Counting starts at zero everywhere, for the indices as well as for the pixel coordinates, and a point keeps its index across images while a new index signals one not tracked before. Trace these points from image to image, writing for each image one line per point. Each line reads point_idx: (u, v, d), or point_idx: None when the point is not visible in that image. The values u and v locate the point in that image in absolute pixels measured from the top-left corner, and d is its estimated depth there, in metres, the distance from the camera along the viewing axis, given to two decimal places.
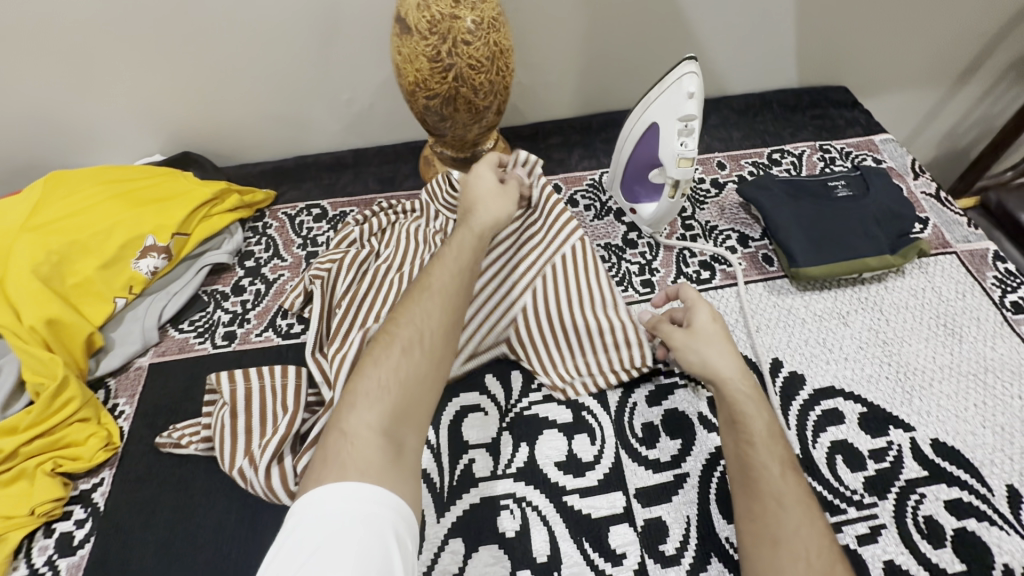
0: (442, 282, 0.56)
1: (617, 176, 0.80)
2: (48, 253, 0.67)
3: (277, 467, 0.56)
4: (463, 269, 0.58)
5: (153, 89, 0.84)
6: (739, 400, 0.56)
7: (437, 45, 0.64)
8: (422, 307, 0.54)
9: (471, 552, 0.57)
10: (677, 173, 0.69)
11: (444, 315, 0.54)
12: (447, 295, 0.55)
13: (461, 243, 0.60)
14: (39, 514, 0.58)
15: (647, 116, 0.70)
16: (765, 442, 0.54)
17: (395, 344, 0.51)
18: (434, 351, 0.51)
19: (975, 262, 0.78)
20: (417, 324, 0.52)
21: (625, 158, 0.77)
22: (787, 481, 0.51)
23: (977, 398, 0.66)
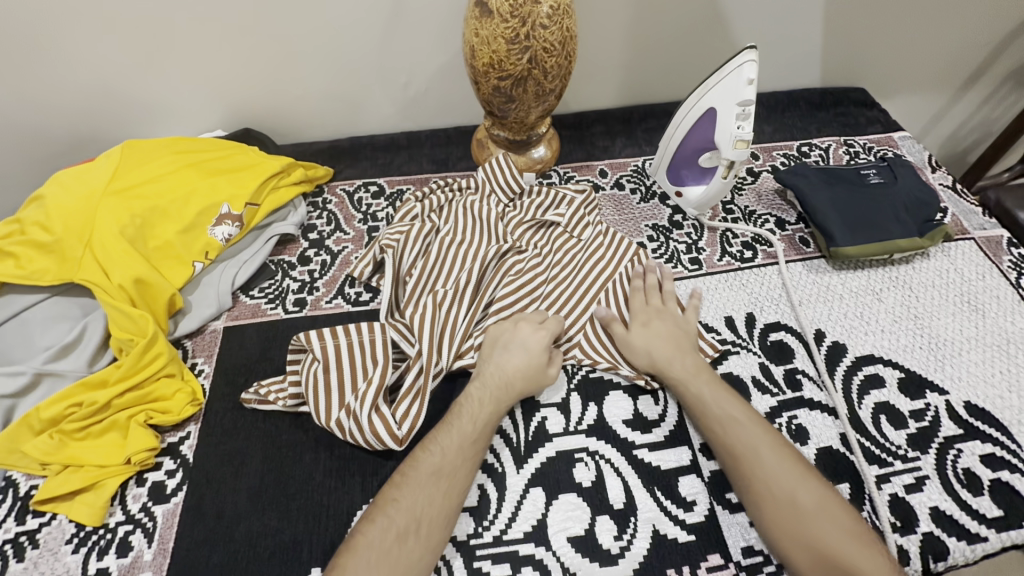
0: (433, 467, 0.57)
1: (666, 160, 0.85)
2: (133, 216, 0.70)
3: (377, 415, 0.60)
4: (460, 445, 0.59)
5: (218, 65, 0.86)
6: (680, 376, 0.65)
7: (516, 28, 0.68)
8: (418, 484, 0.56)
9: (551, 500, 0.60)
10: (731, 156, 0.75)
11: (436, 508, 0.55)
12: (436, 480, 0.56)
13: (472, 420, 0.61)
14: (134, 463, 0.60)
15: (702, 105, 0.76)
16: (707, 407, 0.63)
17: (379, 531, 0.53)
18: (421, 543, 0.53)
19: (992, 247, 0.85)
20: (407, 514, 0.54)
21: (675, 142, 0.82)
22: (737, 435, 0.60)
23: (1002, 366, 0.72)
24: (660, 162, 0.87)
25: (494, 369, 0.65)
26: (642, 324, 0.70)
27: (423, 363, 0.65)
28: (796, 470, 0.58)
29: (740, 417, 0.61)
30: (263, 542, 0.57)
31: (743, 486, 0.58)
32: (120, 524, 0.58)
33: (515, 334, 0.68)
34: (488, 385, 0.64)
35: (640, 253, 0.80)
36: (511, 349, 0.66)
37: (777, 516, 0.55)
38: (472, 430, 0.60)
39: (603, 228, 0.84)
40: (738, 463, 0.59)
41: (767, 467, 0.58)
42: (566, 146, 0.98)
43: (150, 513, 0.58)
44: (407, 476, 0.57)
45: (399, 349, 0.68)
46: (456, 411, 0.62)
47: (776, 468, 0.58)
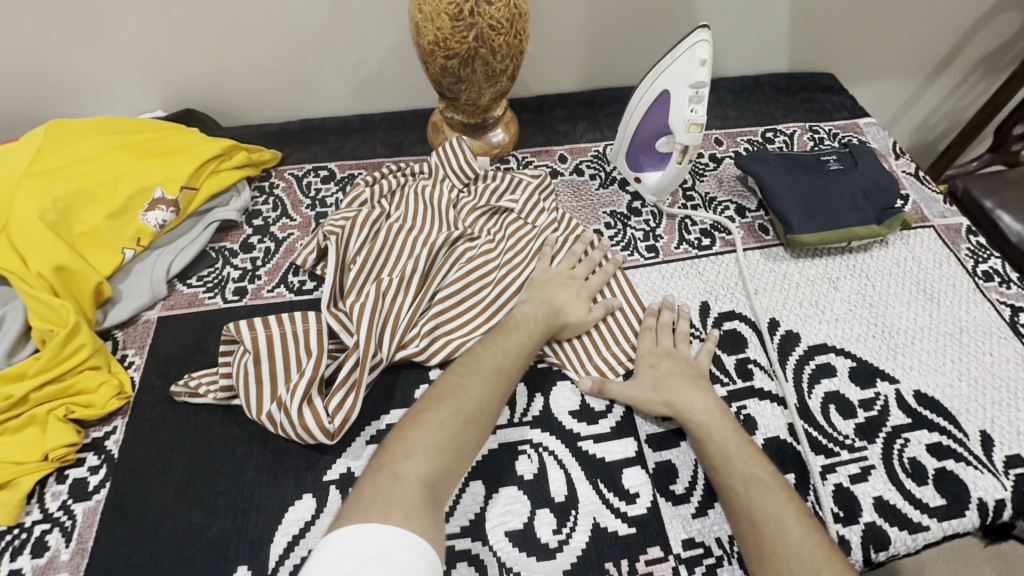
0: (496, 365, 0.61)
1: (625, 146, 0.83)
2: (55, 200, 0.66)
3: (308, 407, 0.58)
4: (518, 353, 0.63)
5: (155, 41, 0.82)
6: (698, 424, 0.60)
7: (460, 4, 0.66)
8: (479, 383, 0.59)
9: (491, 494, 0.59)
10: (686, 138, 0.73)
11: (496, 400, 0.59)
12: (500, 378, 0.60)
13: (528, 331, 0.65)
14: (52, 460, 0.57)
15: (656, 87, 0.74)
16: (730, 461, 0.57)
17: (446, 414, 0.56)
18: (480, 431, 0.57)
19: (950, 235, 0.84)
20: (473, 403, 0.57)
21: (632, 127, 0.80)
22: (760, 499, 0.54)
23: (954, 354, 0.71)
24: (620, 148, 0.85)
25: (543, 300, 0.69)
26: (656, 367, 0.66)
27: (361, 353, 0.62)
28: (823, 554, 0.50)
29: (766, 477, 0.55)
30: (188, 540, 0.55)
31: (759, 555, 0.52)
32: (37, 523, 0.55)
33: (561, 281, 0.72)
34: (501, 372, 0.61)
35: (595, 240, 0.78)
36: (553, 290, 0.70)
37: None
38: (529, 344, 0.64)
39: (559, 215, 0.81)
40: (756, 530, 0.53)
41: (786, 539, 0.51)
42: (526, 131, 0.95)
43: (69, 512, 0.56)
44: (473, 369, 0.60)
45: (338, 338, 0.65)
46: (492, 343, 0.63)
47: (798, 544, 0.50)
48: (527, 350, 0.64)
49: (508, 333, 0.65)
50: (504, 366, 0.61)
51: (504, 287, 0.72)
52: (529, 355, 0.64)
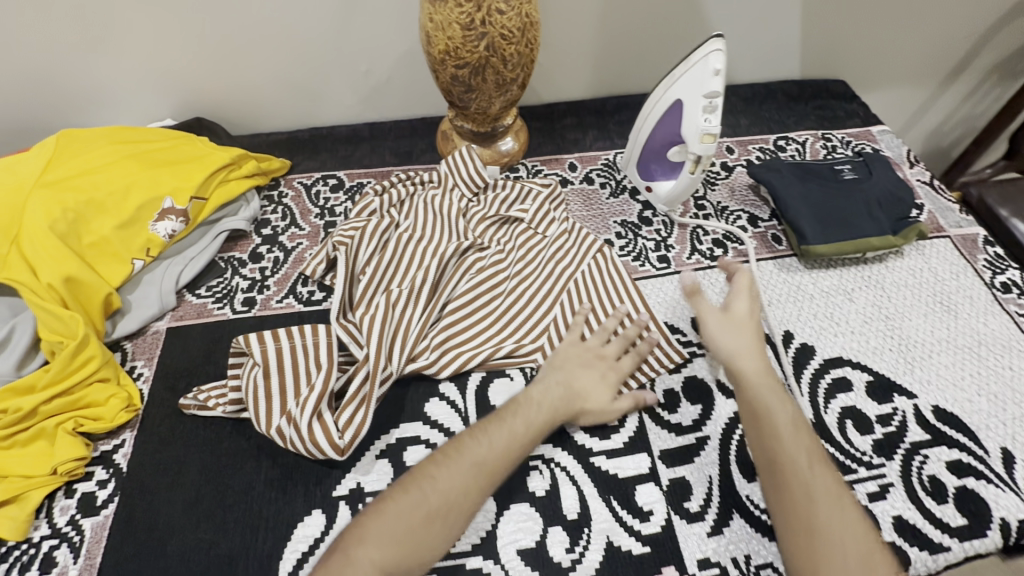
0: (478, 458, 0.55)
1: (636, 153, 0.82)
2: (64, 210, 0.66)
3: (318, 422, 0.57)
4: (509, 445, 0.56)
5: (165, 50, 0.82)
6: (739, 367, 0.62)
7: (472, 13, 0.65)
8: (455, 474, 0.54)
9: (503, 510, 0.58)
10: (697, 151, 0.73)
11: (471, 498, 0.53)
12: (479, 474, 0.54)
13: (527, 422, 0.58)
14: (61, 473, 0.57)
15: (668, 98, 0.73)
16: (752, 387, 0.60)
17: (410, 501, 0.52)
18: (445, 530, 0.51)
19: (967, 246, 0.83)
20: (441, 495, 0.52)
21: (643, 136, 0.79)
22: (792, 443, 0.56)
23: (972, 368, 0.70)
24: (630, 156, 0.84)
25: (562, 380, 0.62)
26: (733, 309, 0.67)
27: (371, 366, 0.61)
28: (838, 491, 0.53)
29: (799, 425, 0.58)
30: (196, 557, 0.54)
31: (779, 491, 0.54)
32: (45, 538, 0.55)
33: (581, 359, 0.65)
34: (484, 466, 0.54)
35: (606, 250, 0.77)
36: (576, 371, 0.64)
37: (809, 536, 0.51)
38: (524, 433, 0.57)
39: (570, 224, 0.80)
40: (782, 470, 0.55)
41: (806, 476, 0.54)
42: (536, 139, 0.94)
43: (78, 527, 0.55)
44: (451, 457, 0.55)
45: (348, 351, 0.65)
46: (483, 428, 0.57)
47: (818, 481, 0.53)
48: (521, 442, 0.57)
49: (503, 419, 0.58)
50: (487, 460, 0.55)
51: (519, 304, 0.71)
52: (524, 449, 0.57)
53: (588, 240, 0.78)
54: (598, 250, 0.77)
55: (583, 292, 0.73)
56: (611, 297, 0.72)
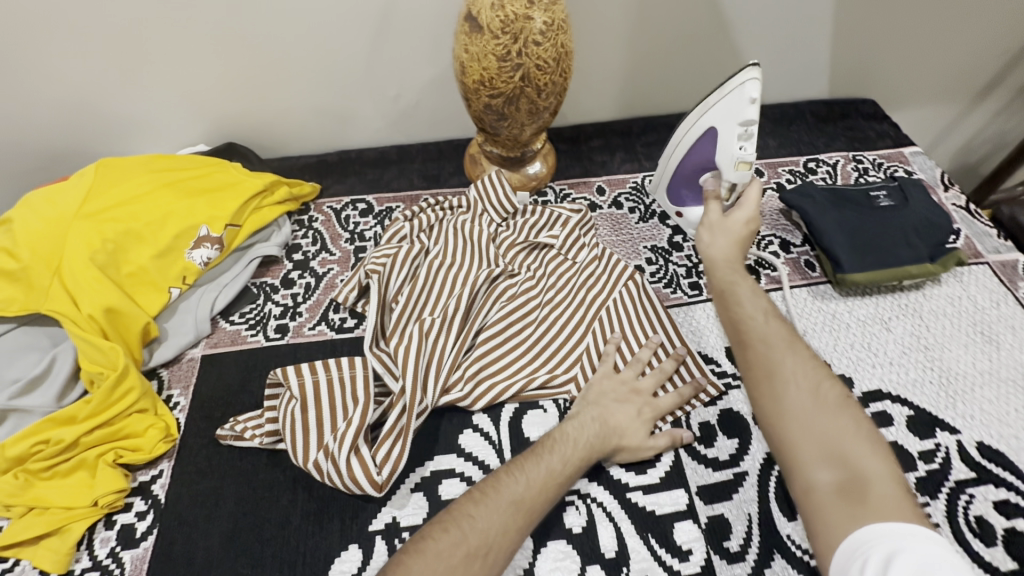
0: (516, 495, 0.53)
1: (667, 178, 0.81)
2: (104, 241, 0.67)
3: (356, 457, 0.57)
4: (546, 483, 0.55)
5: (200, 77, 0.83)
6: (732, 269, 0.66)
7: (508, 45, 0.65)
8: (493, 513, 0.51)
9: (540, 547, 0.58)
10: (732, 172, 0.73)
11: (509, 537, 0.51)
12: (517, 512, 0.52)
13: (563, 460, 0.57)
14: (101, 506, 0.57)
15: (703, 124, 0.73)
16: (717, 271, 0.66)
17: (450, 540, 0.49)
18: (487, 571, 0.48)
19: (1007, 272, 0.81)
20: (481, 533, 0.50)
21: (676, 161, 0.78)
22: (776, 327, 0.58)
23: (1017, 403, 0.68)
24: (660, 179, 0.82)
25: (596, 416, 0.62)
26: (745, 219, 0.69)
27: (407, 401, 0.61)
28: (793, 340, 0.57)
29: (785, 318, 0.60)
30: None
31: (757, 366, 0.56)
32: (87, 571, 0.55)
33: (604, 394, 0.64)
34: (522, 504, 0.53)
35: (637, 276, 0.76)
36: (611, 407, 0.63)
37: (781, 400, 0.53)
38: (561, 472, 0.56)
39: (599, 250, 0.80)
40: (764, 345, 0.57)
41: (761, 330, 0.58)
42: (563, 162, 0.94)
43: (118, 559, 0.56)
44: (487, 496, 0.53)
45: (383, 382, 0.65)
46: (519, 468, 0.55)
47: (772, 331, 0.58)
48: (559, 479, 0.56)
49: (539, 456, 0.57)
50: (525, 496, 0.53)
51: (552, 332, 0.71)
52: (562, 485, 0.56)
53: (619, 266, 0.77)
54: (629, 277, 0.76)
55: (615, 321, 0.72)
56: (644, 325, 0.72)
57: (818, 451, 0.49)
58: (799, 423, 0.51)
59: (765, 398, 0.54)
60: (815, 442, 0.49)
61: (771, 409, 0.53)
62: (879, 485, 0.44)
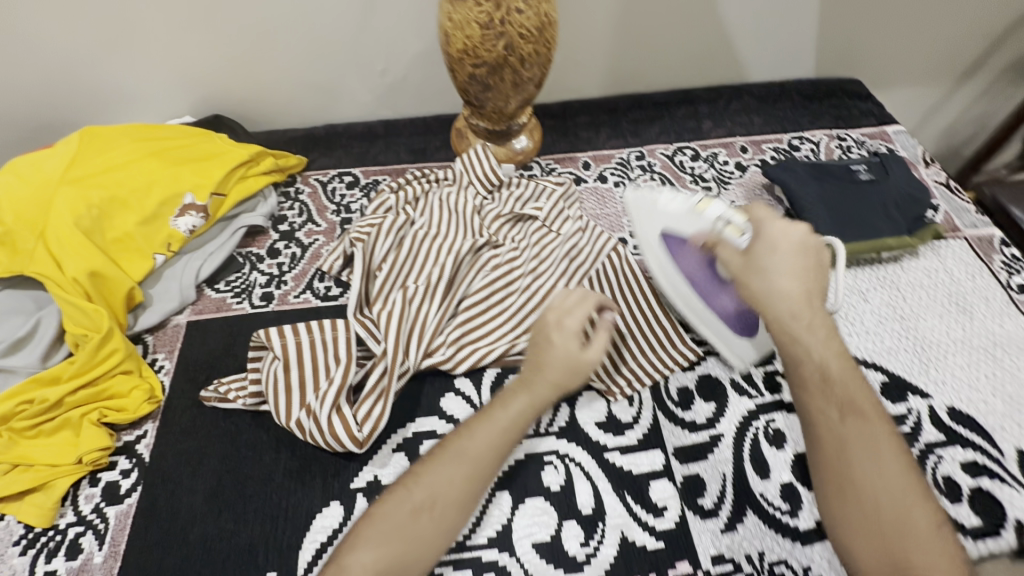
0: (461, 449, 0.53)
1: (720, 324, 0.67)
2: (89, 206, 0.67)
3: (337, 416, 0.58)
4: (490, 434, 0.54)
5: (185, 48, 0.82)
6: (795, 336, 0.57)
7: (490, 12, 0.65)
8: (439, 470, 0.52)
9: (518, 504, 0.59)
10: (705, 225, 0.68)
11: (456, 489, 0.51)
12: (460, 464, 0.52)
13: (504, 409, 0.56)
14: (85, 463, 0.58)
15: (657, 240, 0.71)
16: (789, 336, 0.57)
17: (398, 500, 0.50)
18: (435, 523, 0.50)
19: (983, 246, 0.82)
20: (427, 489, 0.51)
21: (705, 307, 0.68)
22: (855, 428, 0.52)
23: (988, 369, 0.70)
24: (720, 337, 0.68)
25: (532, 362, 0.59)
26: (769, 247, 0.60)
27: (389, 361, 0.62)
28: (881, 442, 0.51)
29: (867, 411, 0.52)
30: (218, 546, 0.55)
31: (835, 478, 0.51)
32: (71, 526, 0.56)
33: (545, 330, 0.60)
34: (466, 457, 0.53)
35: (620, 248, 0.77)
36: (545, 345, 0.59)
37: (862, 527, 0.48)
38: (503, 422, 0.55)
39: (583, 222, 0.81)
40: (841, 453, 0.51)
41: (841, 430, 0.52)
42: (550, 137, 0.95)
43: (102, 514, 0.57)
44: (436, 455, 0.53)
45: (365, 346, 0.66)
46: (464, 426, 0.55)
47: (854, 435, 0.51)
48: (500, 429, 0.55)
49: (485, 412, 0.56)
50: (470, 450, 0.53)
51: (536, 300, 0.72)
52: (505, 434, 0.55)
53: (602, 237, 0.78)
54: (611, 248, 0.77)
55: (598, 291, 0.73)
56: (626, 294, 0.73)
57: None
58: (881, 547, 0.47)
59: (842, 510, 0.50)
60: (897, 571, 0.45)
61: (847, 523, 0.49)
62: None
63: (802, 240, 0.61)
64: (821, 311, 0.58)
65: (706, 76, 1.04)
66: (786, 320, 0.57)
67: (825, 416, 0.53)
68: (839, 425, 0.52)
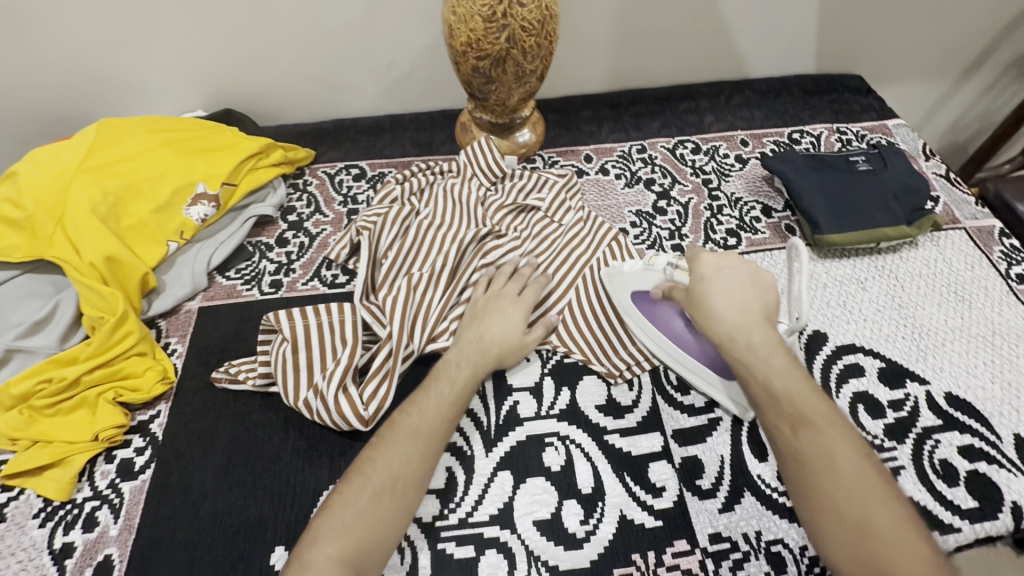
0: (412, 428, 0.55)
1: (705, 371, 0.64)
2: (106, 194, 0.70)
3: (343, 395, 0.60)
4: (439, 407, 0.57)
5: (198, 43, 0.85)
6: (747, 353, 0.55)
7: (493, 6, 0.67)
8: (395, 451, 0.53)
9: (519, 484, 0.60)
10: (661, 276, 0.65)
11: (414, 467, 0.53)
12: (415, 441, 0.54)
13: (450, 382, 0.59)
14: (101, 440, 0.60)
15: (629, 302, 0.68)
16: (741, 352, 0.56)
17: (356, 486, 0.51)
18: (398, 501, 0.51)
19: (983, 237, 0.83)
20: (385, 471, 0.52)
21: (687, 357, 0.65)
22: (809, 441, 0.50)
23: (986, 357, 0.71)
24: (706, 381, 0.65)
25: (473, 336, 0.64)
26: (700, 277, 0.60)
27: (394, 343, 0.64)
28: (845, 446, 0.49)
29: (818, 420, 0.51)
30: (228, 520, 0.57)
31: (802, 496, 0.49)
32: (87, 500, 0.58)
33: (495, 305, 0.67)
34: (420, 434, 0.54)
35: (620, 238, 0.78)
36: (487, 321, 0.65)
37: (843, 540, 0.46)
38: (450, 398, 0.58)
39: (584, 213, 0.82)
40: (802, 470, 0.49)
41: (800, 442, 0.50)
42: (552, 131, 0.97)
43: (117, 489, 0.58)
44: (386, 435, 0.54)
45: (371, 330, 0.67)
46: (413, 405, 0.57)
47: (815, 443, 0.49)
48: (450, 401, 0.57)
49: (429, 387, 0.59)
50: (421, 426, 0.55)
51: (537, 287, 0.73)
52: (454, 406, 0.58)
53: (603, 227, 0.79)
54: (612, 238, 0.78)
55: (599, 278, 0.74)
56: None
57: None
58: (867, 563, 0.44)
59: (822, 524, 0.47)
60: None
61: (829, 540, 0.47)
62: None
63: (742, 273, 0.59)
64: (767, 325, 0.57)
65: (708, 71, 1.05)
66: (729, 346, 0.57)
67: (787, 427, 0.52)
68: (801, 436, 0.50)
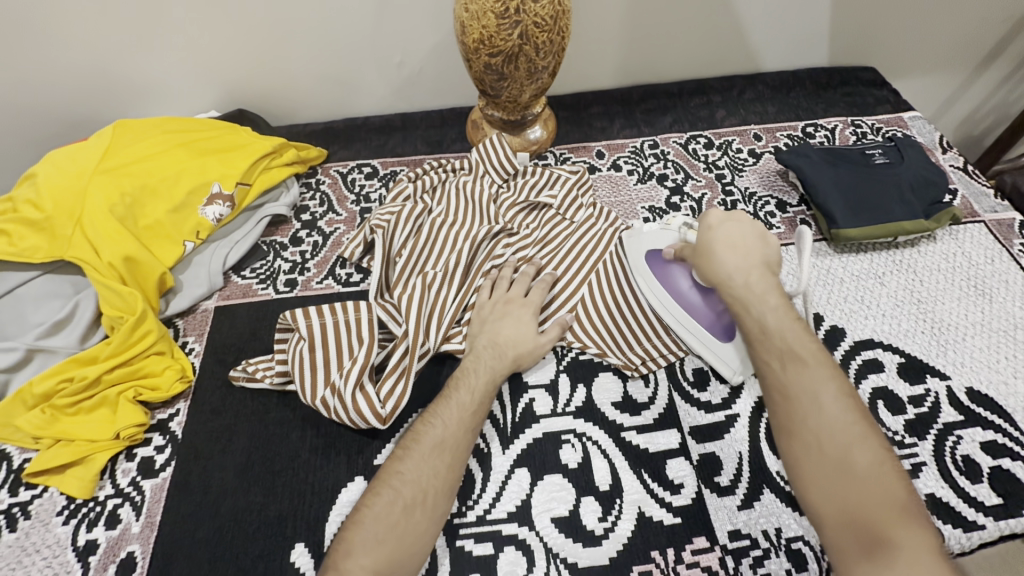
0: (436, 439, 0.55)
1: (705, 334, 0.65)
2: (123, 194, 0.70)
3: (361, 394, 0.60)
4: (461, 416, 0.57)
5: (210, 45, 0.85)
6: (742, 297, 0.59)
7: (506, 2, 0.67)
8: (420, 463, 0.53)
9: (537, 481, 0.60)
10: (674, 237, 0.69)
11: (441, 478, 0.53)
12: (440, 452, 0.54)
13: (471, 392, 0.59)
14: (123, 438, 0.60)
15: (642, 262, 0.69)
16: (737, 292, 0.60)
17: (385, 501, 0.51)
18: (427, 513, 0.52)
19: (1003, 230, 0.82)
20: (412, 485, 0.52)
21: (689, 317, 0.65)
22: (794, 372, 0.54)
23: (1008, 351, 0.70)
24: (705, 346, 0.66)
25: (488, 338, 0.64)
26: (707, 229, 0.64)
27: (409, 343, 0.64)
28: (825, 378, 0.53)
29: (805, 355, 0.55)
30: (249, 518, 0.57)
31: (783, 424, 0.53)
32: (109, 497, 0.58)
33: (506, 309, 0.67)
34: (444, 445, 0.55)
35: None
36: (500, 323, 0.65)
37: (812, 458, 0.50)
38: (472, 405, 0.58)
39: (597, 208, 0.82)
40: (786, 403, 0.53)
41: (782, 375, 0.54)
42: (563, 128, 0.96)
43: (138, 488, 0.59)
44: (410, 448, 0.55)
45: (387, 328, 0.68)
46: (433, 415, 0.57)
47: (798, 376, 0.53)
48: (471, 411, 0.58)
49: (449, 396, 0.59)
50: (445, 438, 0.55)
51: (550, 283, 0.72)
52: (475, 414, 0.58)
53: (616, 223, 0.79)
54: (625, 233, 0.78)
55: (612, 274, 0.73)
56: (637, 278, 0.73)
57: (847, 519, 0.46)
58: (831, 476, 0.48)
59: (793, 442, 0.51)
60: (843, 495, 0.47)
61: (800, 459, 0.51)
62: (910, 558, 0.42)
63: (748, 229, 0.64)
64: (767, 275, 0.61)
65: (719, 65, 1.04)
66: (728, 290, 0.60)
67: (771, 357, 0.56)
68: (790, 369, 0.54)
